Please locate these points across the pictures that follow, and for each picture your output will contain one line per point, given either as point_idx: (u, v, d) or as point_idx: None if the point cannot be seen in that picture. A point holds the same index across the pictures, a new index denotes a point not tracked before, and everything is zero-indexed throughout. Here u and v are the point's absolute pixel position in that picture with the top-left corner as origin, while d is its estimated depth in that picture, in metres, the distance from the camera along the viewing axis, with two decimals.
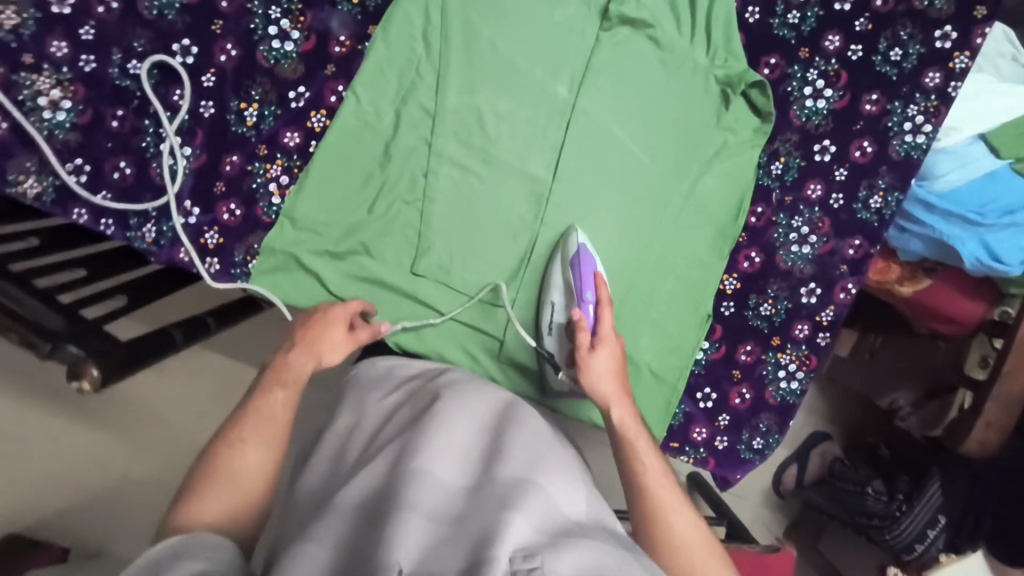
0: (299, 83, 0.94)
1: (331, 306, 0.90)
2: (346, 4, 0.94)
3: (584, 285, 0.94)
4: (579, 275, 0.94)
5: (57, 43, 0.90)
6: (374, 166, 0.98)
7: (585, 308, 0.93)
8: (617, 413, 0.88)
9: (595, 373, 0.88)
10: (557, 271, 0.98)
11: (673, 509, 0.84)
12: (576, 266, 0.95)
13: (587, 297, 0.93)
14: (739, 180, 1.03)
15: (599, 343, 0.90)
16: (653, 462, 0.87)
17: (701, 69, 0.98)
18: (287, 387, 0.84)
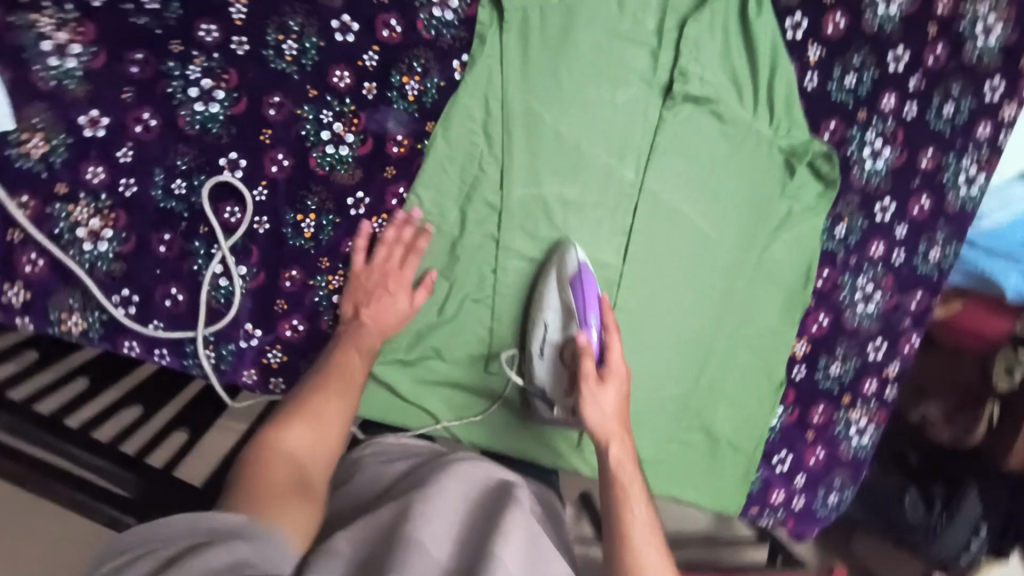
0: (357, 188, 0.89)
1: (395, 273, 0.89)
2: (403, 102, 0.88)
3: (584, 308, 0.86)
4: (580, 297, 0.87)
5: (94, 169, 0.83)
6: (442, 266, 0.93)
7: (589, 334, 0.84)
8: (614, 452, 0.83)
9: (599, 403, 0.83)
10: (552, 291, 0.90)
11: (655, 560, 0.81)
12: (578, 287, 0.87)
13: (588, 320, 0.85)
14: (806, 247, 1.02)
15: (607, 374, 0.83)
16: (640, 509, 0.83)
17: (765, 140, 0.97)
18: (359, 375, 0.86)
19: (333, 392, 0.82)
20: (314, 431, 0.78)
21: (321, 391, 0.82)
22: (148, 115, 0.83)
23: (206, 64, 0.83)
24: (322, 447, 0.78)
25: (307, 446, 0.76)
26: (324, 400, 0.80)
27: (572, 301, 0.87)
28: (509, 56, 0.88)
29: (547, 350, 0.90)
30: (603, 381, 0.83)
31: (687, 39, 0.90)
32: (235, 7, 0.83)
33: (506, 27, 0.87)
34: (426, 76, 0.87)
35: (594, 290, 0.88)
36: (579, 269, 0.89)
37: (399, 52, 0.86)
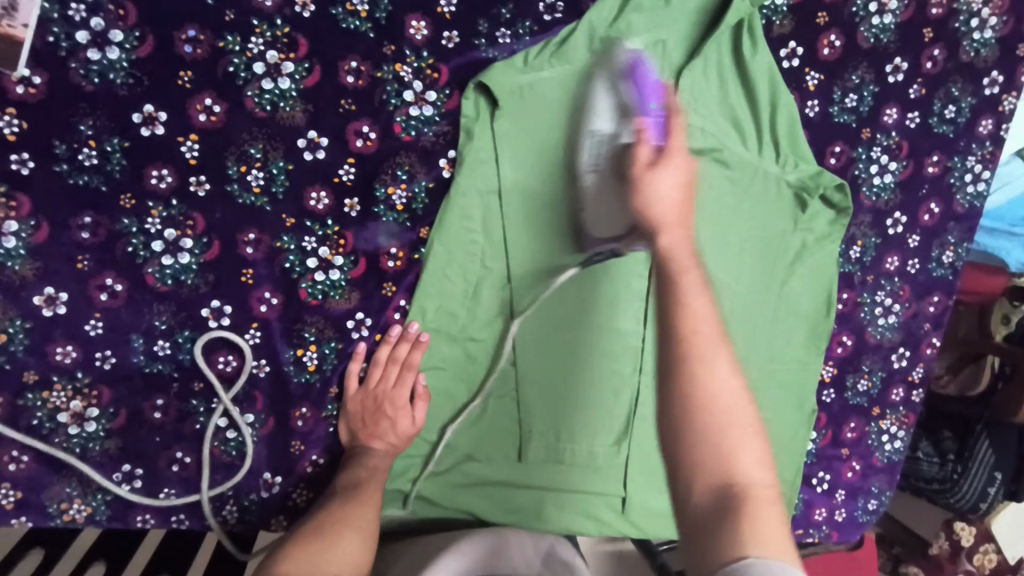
0: (356, 310, 0.82)
1: (393, 386, 0.82)
2: (392, 213, 0.80)
3: (647, 93, 0.69)
4: (642, 85, 0.70)
5: (63, 349, 0.75)
6: (459, 370, 0.88)
7: (649, 119, 0.65)
8: (666, 239, 0.58)
9: (660, 179, 0.60)
10: (601, 92, 0.76)
11: (739, 412, 0.53)
12: (634, 76, 0.72)
13: (652, 105, 0.67)
14: (826, 274, 0.98)
15: (665, 155, 0.61)
16: (703, 299, 0.55)
17: (774, 177, 0.92)
18: (374, 502, 0.78)
19: (355, 513, 0.76)
20: (336, 547, 0.71)
21: (337, 512, 0.75)
22: (113, 280, 0.74)
23: (166, 213, 0.74)
24: (345, 556, 0.71)
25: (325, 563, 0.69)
26: (342, 519, 0.75)
27: (631, 94, 0.71)
28: (503, 142, 0.82)
29: (600, 160, 0.74)
30: (660, 160, 0.61)
31: (684, 94, 0.86)
32: (187, 143, 0.73)
33: (497, 114, 0.80)
34: (412, 181, 0.80)
35: (655, 78, 0.71)
36: (634, 58, 0.75)
37: (380, 162, 0.79)
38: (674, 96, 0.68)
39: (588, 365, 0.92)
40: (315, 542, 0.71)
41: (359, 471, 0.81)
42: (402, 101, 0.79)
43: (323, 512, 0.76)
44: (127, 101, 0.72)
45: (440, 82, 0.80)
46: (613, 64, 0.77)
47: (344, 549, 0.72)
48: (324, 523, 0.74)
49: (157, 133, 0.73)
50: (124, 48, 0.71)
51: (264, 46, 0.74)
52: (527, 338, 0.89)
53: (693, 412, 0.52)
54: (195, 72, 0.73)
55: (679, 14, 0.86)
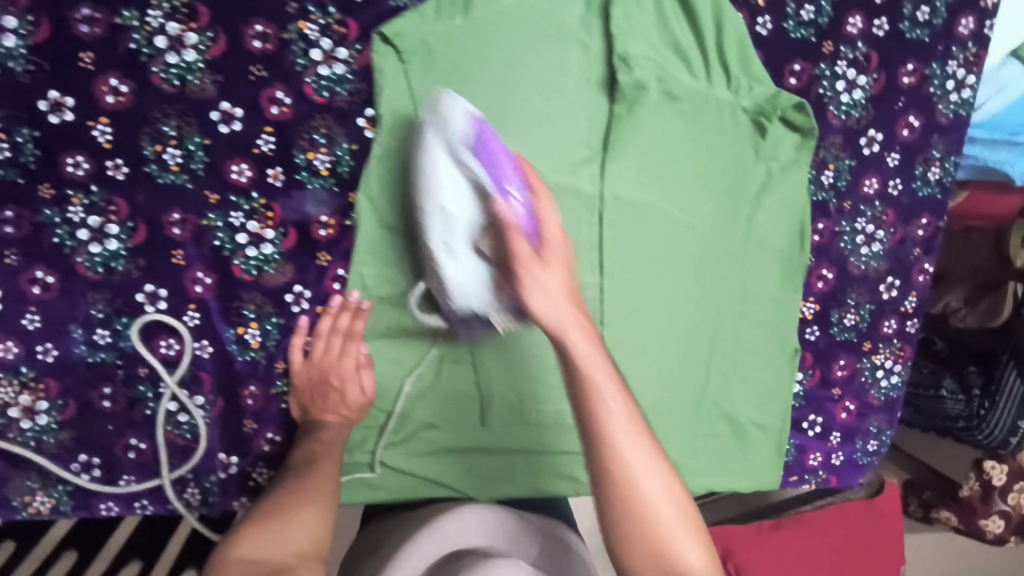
0: (294, 284, 0.80)
1: (341, 356, 0.81)
2: (318, 180, 0.78)
3: (500, 175, 0.70)
4: (484, 154, 0.70)
5: (4, 345, 0.75)
6: (408, 337, 0.85)
7: (508, 199, 0.68)
8: (537, 301, 0.64)
9: (579, 345, 0.63)
10: (443, 162, 0.71)
11: (654, 476, 0.62)
12: (475, 145, 0.70)
13: (507, 192, 0.69)
14: (796, 206, 0.92)
15: (545, 250, 0.68)
16: (584, 347, 0.63)
17: (726, 105, 0.86)
18: (322, 476, 0.77)
19: (298, 492, 0.74)
20: (282, 533, 0.69)
21: (281, 495, 0.73)
22: (43, 273, 0.74)
23: (88, 200, 0.73)
24: (292, 539, 0.69)
25: (266, 546, 0.67)
26: (289, 499, 0.73)
27: (476, 168, 0.69)
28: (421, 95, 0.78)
29: (451, 189, 0.70)
30: (545, 261, 0.66)
31: (618, 25, 0.81)
32: (98, 127, 0.72)
33: (411, 67, 0.77)
34: (333, 144, 0.77)
35: (491, 137, 0.71)
36: (474, 125, 0.71)
37: (296, 127, 0.76)
38: (541, 193, 0.72)
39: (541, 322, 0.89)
40: (259, 524, 0.69)
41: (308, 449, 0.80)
42: (311, 62, 0.75)
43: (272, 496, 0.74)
44: (31, 90, 0.70)
45: (350, 37, 0.76)
46: (447, 119, 0.71)
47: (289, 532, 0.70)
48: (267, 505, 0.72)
49: (67, 120, 0.71)
50: (20, 33, 0.69)
51: (163, 18, 0.71)
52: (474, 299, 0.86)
53: (612, 493, 0.61)
54: (96, 52, 0.71)
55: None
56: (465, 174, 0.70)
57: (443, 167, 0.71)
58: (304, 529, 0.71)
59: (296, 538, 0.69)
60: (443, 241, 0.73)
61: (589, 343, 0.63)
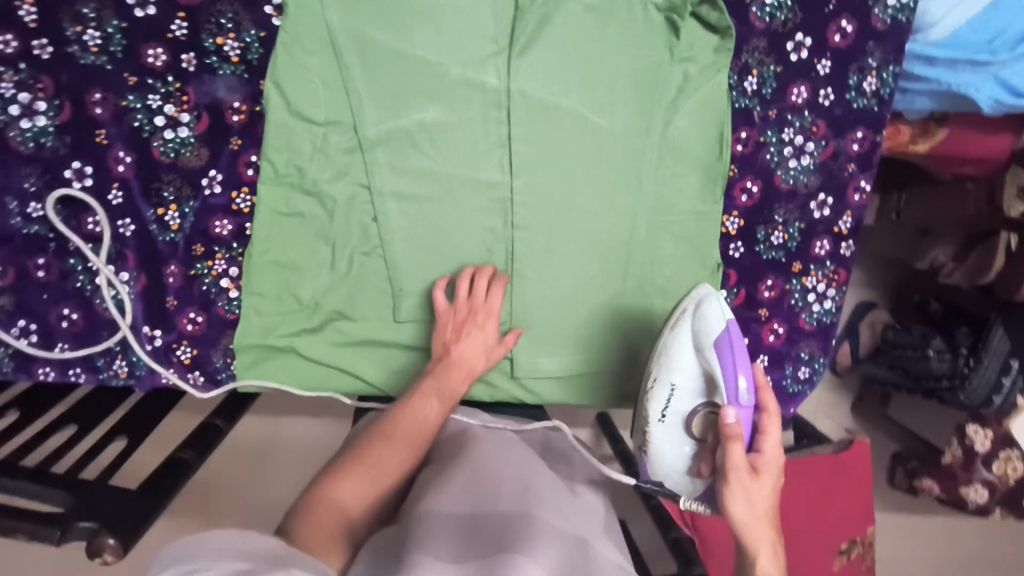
0: (208, 168, 0.85)
1: (463, 287, 0.88)
2: (228, 66, 0.83)
3: (733, 371, 0.76)
4: (727, 353, 0.76)
5: None
6: (320, 227, 0.89)
7: (741, 411, 0.73)
8: (737, 454, 0.70)
9: (756, 498, 0.71)
10: (687, 349, 0.82)
11: (765, 547, 0.71)
12: (724, 346, 0.77)
13: (742, 399, 0.74)
14: (715, 112, 0.91)
15: (761, 464, 0.72)
16: (764, 495, 0.72)
17: (637, 2, 0.86)
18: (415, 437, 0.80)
19: (335, 480, 0.74)
20: (377, 486, 0.75)
21: (359, 448, 0.78)
22: None
23: (16, 78, 0.80)
24: (349, 487, 0.73)
25: (372, 472, 0.75)
26: (334, 484, 0.73)
27: (718, 368, 0.78)
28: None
29: (680, 380, 0.82)
30: (755, 473, 0.72)
31: None
32: (25, 7, 0.79)
33: None
34: (241, 31, 0.82)
35: (742, 349, 0.77)
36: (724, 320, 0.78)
37: (203, 12, 0.81)
38: (767, 391, 0.75)
39: (450, 219, 0.91)
40: (359, 470, 0.75)
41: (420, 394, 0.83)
42: None
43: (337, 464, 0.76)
44: None
45: None
46: (704, 315, 0.80)
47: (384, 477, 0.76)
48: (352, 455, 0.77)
49: None
50: None
51: None
52: (381, 192, 0.88)
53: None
54: None
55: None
56: (703, 367, 0.80)
57: (691, 358, 0.81)
58: (391, 478, 0.77)
59: (372, 492, 0.74)
60: (664, 414, 0.83)
61: (770, 491, 0.72)
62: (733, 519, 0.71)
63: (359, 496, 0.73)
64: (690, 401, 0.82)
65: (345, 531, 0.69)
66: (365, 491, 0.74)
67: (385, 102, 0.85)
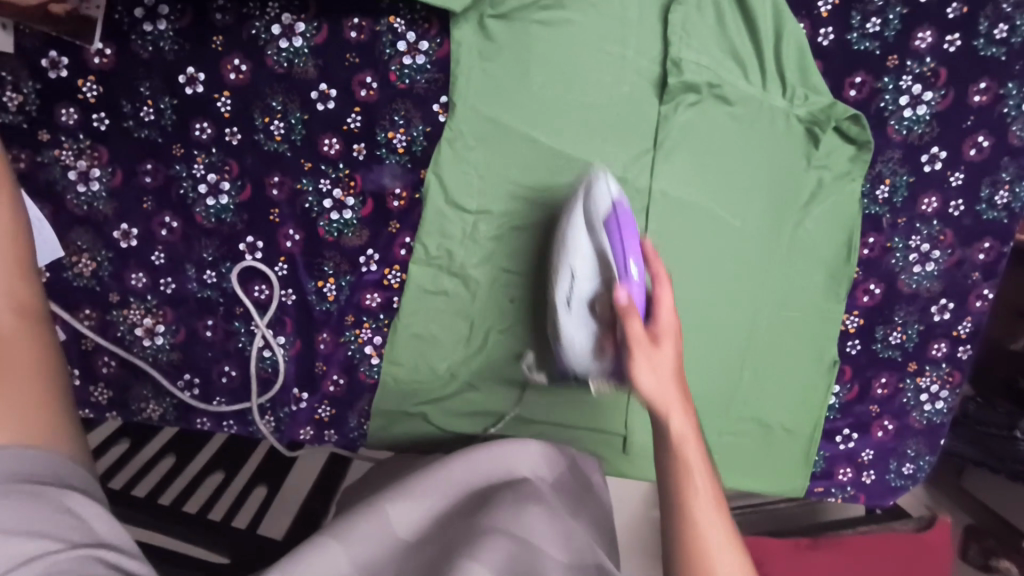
0: (366, 247, 0.92)
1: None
2: (394, 156, 0.89)
3: (625, 257, 0.74)
4: (620, 254, 0.75)
5: (136, 275, 0.92)
6: (461, 304, 0.95)
7: (633, 290, 0.72)
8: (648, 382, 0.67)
9: (658, 367, 0.67)
10: (580, 235, 0.80)
11: (710, 510, 0.65)
12: (613, 225, 0.76)
13: (629, 270, 0.73)
14: (846, 217, 0.94)
15: (659, 334, 0.70)
16: (683, 425, 0.67)
17: (780, 113, 0.89)
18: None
19: None
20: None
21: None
22: (170, 218, 0.90)
23: (209, 160, 0.88)
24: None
25: None
26: None
27: (608, 248, 0.77)
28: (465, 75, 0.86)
29: (587, 318, 0.80)
30: (655, 342, 0.69)
31: (674, 30, 0.85)
32: (222, 98, 0.86)
33: (481, 60, 0.86)
34: (410, 126, 0.88)
35: (635, 244, 0.75)
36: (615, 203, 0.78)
37: (379, 109, 0.87)
38: (656, 262, 0.74)
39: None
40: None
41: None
42: (396, 52, 0.85)
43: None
44: (174, 64, 0.84)
45: (431, 32, 0.85)
46: (593, 195, 0.80)
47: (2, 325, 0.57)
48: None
49: (199, 91, 0.85)
50: (170, 19, 0.83)
51: (279, 10, 0.83)
52: (523, 276, 0.94)
53: (674, 493, 0.66)
54: (225, 36, 0.84)
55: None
56: (595, 246, 0.78)
57: (579, 240, 0.81)
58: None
59: None
60: (563, 299, 0.82)
61: (671, 355, 0.69)
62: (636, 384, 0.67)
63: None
64: (592, 335, 0.80)
65: (14, 406, 0.55)
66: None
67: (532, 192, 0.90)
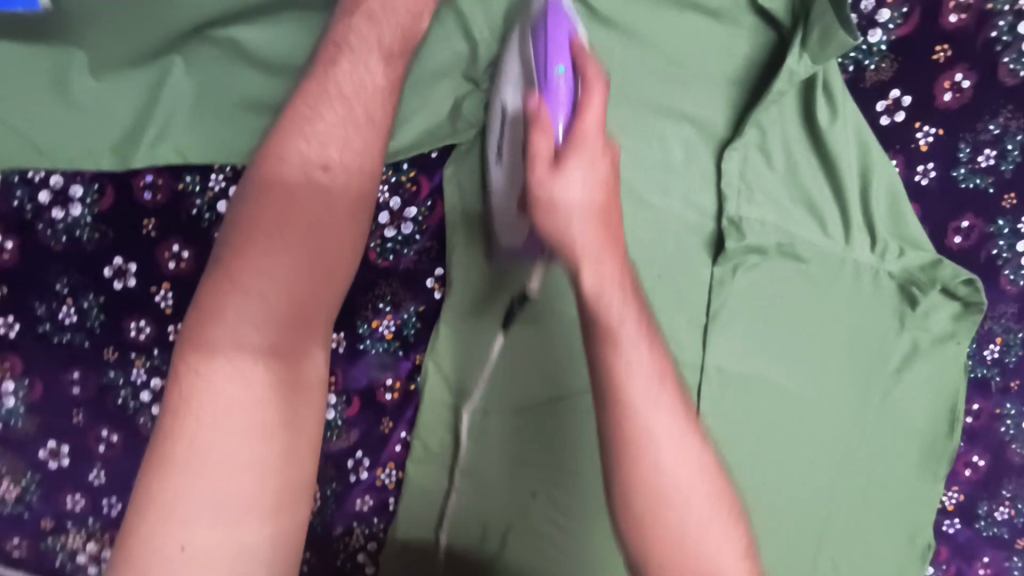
0: (356, 449, 0.75)
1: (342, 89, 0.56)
2: (381, 344, 0.73)
3: (548, 56, 0.56)
4: (543, 42, 0.57)
5: (72, 497, 0.73)
6: (468, 502, 0.74)
7: (551, 97, 0.55)
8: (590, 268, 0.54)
9: (565, 181, 0.53)
10: (513, 55, 0.62)
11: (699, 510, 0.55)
12: (541, 30, 0.58)
13: (552, 73, 0.55)
14: (948, 383, 0.75)
15: (570, 150, 0.54)
16: (637, 363, 0.55)
17: (865, 269, 0.71)
18: (286, 243, 0.54)
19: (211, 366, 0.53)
20: (270, 388, 0.54)
21: (193, 359, 0.54)
22: (108, 433, 0.71)
23: (149, 363, 0.70)
24: (260, 457, 0.53)
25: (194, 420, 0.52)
26: (197, 374, 0.53)
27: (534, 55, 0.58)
28: (456, 236, 0.71)
29: (506, 136, 0.63)
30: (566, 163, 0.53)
31: (729, 183, 0.67)
32: (161, 292, 0.68)
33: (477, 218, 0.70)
34: (399, 309, 0.73)
35: (566, 26, 0.58)
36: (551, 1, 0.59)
37: (358, 297, 0.72)
38: (589, 61, 0.56)
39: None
40: (231, 320, 0.53)
41: (262, 177, 0.55)
42: (377, 225, 0.71)
43: (181, 368, 0.54)
44: (96, 257, 0.67)
45: (419, 195, 0.71)
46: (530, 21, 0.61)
47: (272, 391, 0.54)
48: (198, 320, 0.54)
49: (131, 285, 0.67)
50: (86, 202, 0.65)
51: (225, 181, 0.66)
52: (534, 452, 0.73)
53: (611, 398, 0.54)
54: (158, 219, 0.66)
55: (707, 66, 0.66)
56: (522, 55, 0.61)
57: (511, 67, 0.62)
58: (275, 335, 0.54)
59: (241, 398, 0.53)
60: (493, 145, 0.66)
61: (587, 178, 0.54)
62: (538, 213, 0.55)
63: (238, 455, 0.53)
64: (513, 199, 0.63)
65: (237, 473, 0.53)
66: (269, 430, 0.54)
67: (547, 364, 0.71)
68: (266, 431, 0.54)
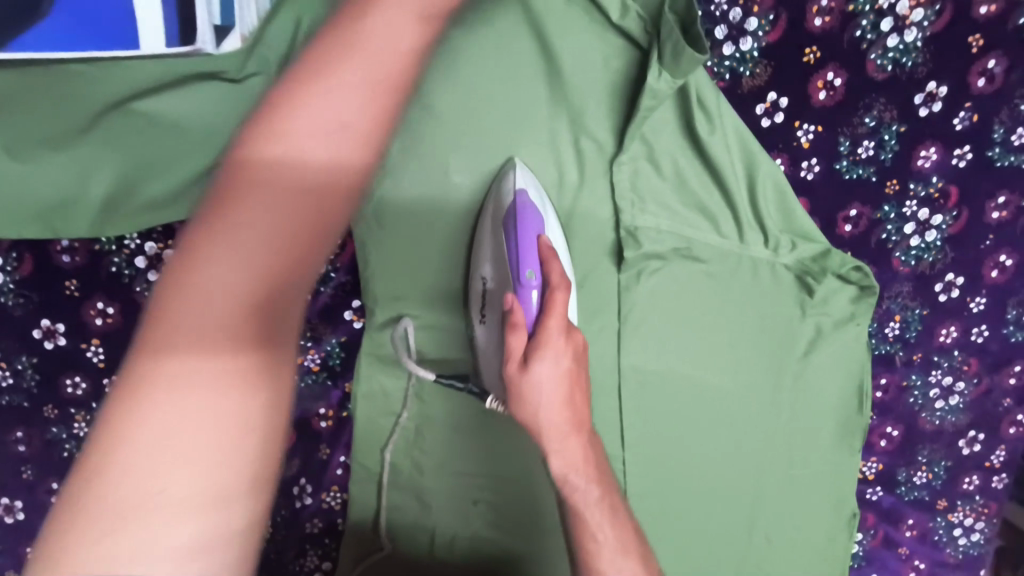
0: (298, 475, 0.78)
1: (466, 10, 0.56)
2: (309, 376, 0.76)
3: (523, 261, 0.64)
4: (515, 250, 0.64)
5: (32, 548, 0.77)
6: (414, 515, 0.79)
7: (528, 294, 0.62)
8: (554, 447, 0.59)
9: (535, 385, 0.58)
10: (485, 261, 0.68)
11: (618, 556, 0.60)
12: (515, 227, 0.65)
13: (527, 280, 0.63)
14: (854, 363, 0.79)
15: (538, 348, 0.58)
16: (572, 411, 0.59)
17: (763, 264, 0.75)
18: (261, 201, 0.33)
19: None
20: (244, 387, 0.34)
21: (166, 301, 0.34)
22: (59, 485, 0.75)
23: (90, 416, 0.73)
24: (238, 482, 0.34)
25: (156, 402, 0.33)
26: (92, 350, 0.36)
27: (508, 251, 0.65)
28: (404, 287, 0.73)
29: (489, 318, 0.67)
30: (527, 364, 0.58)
31: (624, 194, 0.71)
32: (92, 347, 0.70)
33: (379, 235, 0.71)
34: (321, 342, 0.76)
35: (535, 229, 0.65)
36: (518, 201, 0.65)
37: None
38: (554, 262, 0.63)
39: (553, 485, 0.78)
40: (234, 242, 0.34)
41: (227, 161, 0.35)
42: None
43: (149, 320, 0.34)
44: (25, 321, 0.69)
45: None
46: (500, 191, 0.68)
47: (256, 388, 0.35)
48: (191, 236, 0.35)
49: (62, 343, 0.70)
50: (6, 270, 0.68)
51: (139, 239, 0.68)
52: (470, 465, 0.78)
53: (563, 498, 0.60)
54: (80, 278, 0.69)
55: (592, 87, 0.69)
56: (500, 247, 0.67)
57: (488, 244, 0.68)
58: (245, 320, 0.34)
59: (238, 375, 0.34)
60: (474, 309, 0.69)
61: (556, 371, 0.58)
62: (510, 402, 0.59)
63: (198, 493, 0.33)
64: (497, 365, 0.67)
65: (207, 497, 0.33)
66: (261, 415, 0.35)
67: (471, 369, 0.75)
68: (247, 444, 0.35)
